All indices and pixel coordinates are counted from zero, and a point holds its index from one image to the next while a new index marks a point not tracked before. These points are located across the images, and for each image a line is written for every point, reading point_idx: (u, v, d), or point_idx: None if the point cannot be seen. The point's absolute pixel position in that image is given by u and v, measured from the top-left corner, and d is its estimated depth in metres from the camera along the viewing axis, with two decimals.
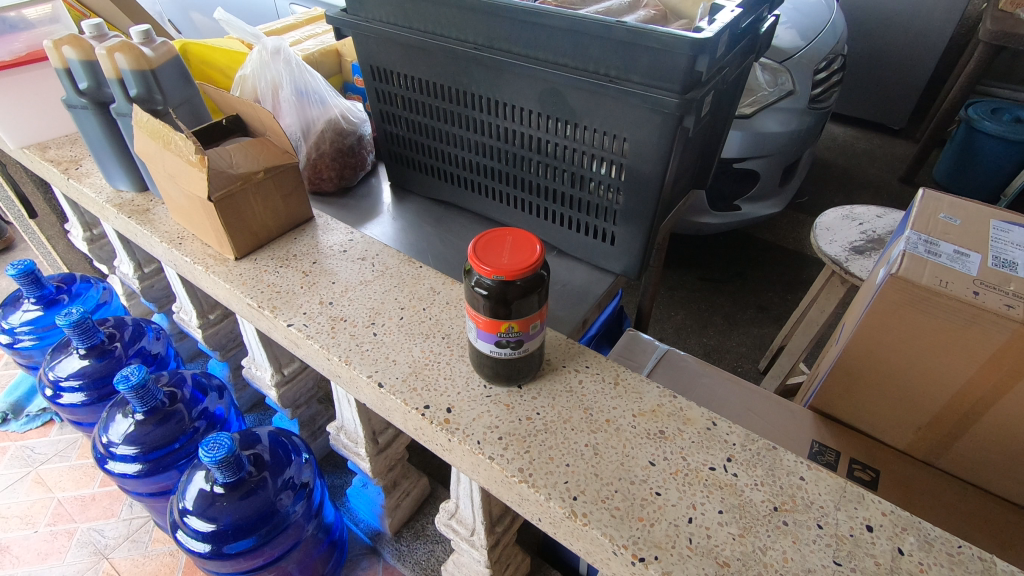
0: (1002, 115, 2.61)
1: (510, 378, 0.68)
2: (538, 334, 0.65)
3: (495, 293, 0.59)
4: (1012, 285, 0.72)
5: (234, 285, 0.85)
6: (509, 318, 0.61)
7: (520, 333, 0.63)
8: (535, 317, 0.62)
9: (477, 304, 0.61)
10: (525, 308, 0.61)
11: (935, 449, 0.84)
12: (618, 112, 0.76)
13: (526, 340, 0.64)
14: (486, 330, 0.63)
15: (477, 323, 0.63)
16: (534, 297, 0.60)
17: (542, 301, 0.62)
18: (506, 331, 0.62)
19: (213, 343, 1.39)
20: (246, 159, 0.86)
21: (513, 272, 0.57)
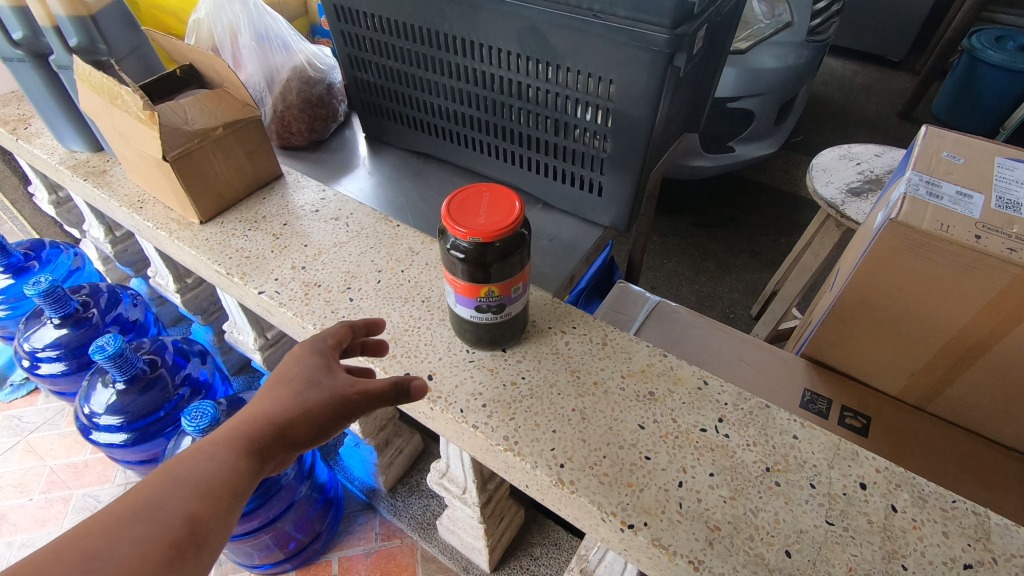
0: (1007, 44, 2.51)
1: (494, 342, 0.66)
2: (521, 296, 0.62)
3: (473, 255, 0.55)
4: (1016, 227, 0.68)
5: (200, 251, 0.80)
6: (489, 282, 0.57)
7: (500, 296, 0.59)
8: (518, 279, 0.59)
9: (454, 268, 0.57)
10: (506, 271, 0.57)
11: (928, 394, 0.83)
12: (603, 51, 0.70)
13: (508, 303, 0.61)
14: (465, 296, 0.59)
15: (455, 288, 0.59)
16: (515, 259, 0.57)
17: (525, 263, 0.59)
18: (487, 295, 0.58)
19: (193, 307, 1.36)
20: (202, 115, 0.80)
21: (492, 234, 0.53)
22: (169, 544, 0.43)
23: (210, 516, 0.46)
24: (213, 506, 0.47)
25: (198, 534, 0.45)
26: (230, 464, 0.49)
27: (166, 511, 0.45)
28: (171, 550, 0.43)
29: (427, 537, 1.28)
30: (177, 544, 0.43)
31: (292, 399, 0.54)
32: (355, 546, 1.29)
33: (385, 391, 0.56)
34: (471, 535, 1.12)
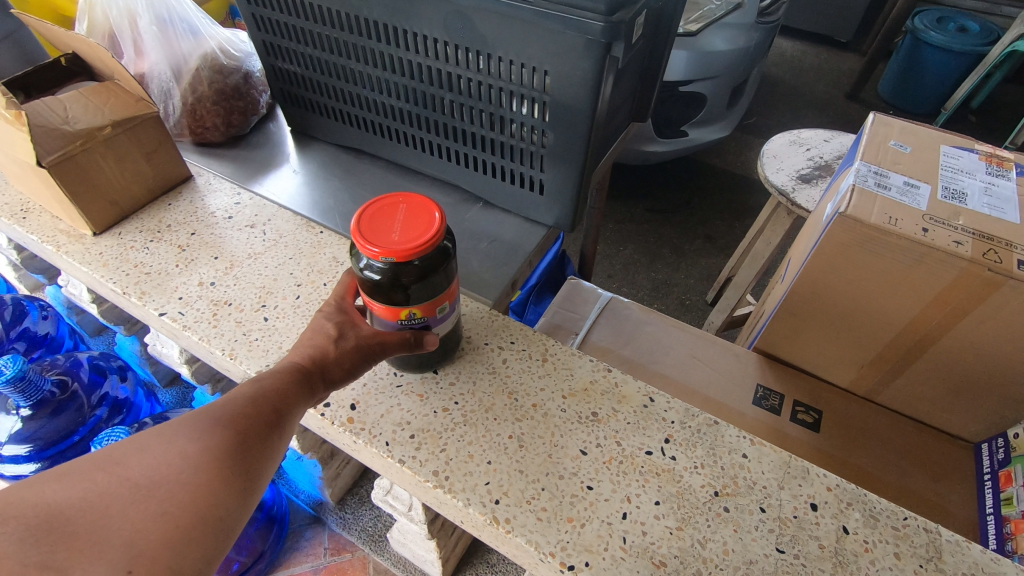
0: (947, 25, 2.55)
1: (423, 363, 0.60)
2: (449, 315, 0.56)
3: (388, 275, 0.49)
4: (962, 219, 0.65)
5: (93, 268, 0.71)
6: (410, 304, 0.51)
7: (424, 318, 0.53)
8: (443, 298, 0.53)
9: (370, 289, 0.51)
10: (429, 291, 0.51)
11: (876, 386, 0.80)
12: (536, 39, 0.64)
13: (434, 324, 0.55)
14: (384, 318, 0.53)
15: (372, 310, 0.53)
16: (438, 277, 0.51)
17: (450, 280, 0.53)
18: (408, 317, 0.52)
19: (111, 318, 1.24)
20: (86, 112, 0.70)
21: (408, 253, 0.47)
22: (255, 422, 0.47)
23: (289, 404, 0.49)
24: (290, 397, 0.50)
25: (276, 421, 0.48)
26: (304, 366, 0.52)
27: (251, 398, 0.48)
28: (255, 430, 0.47)
29: (378, 549, 1.23)
30: (261, 423, 0.47)
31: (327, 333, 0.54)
32: (303, 563, 1.22)
33: (400, 343, 0.53)
34: (422, 548, 1.07)
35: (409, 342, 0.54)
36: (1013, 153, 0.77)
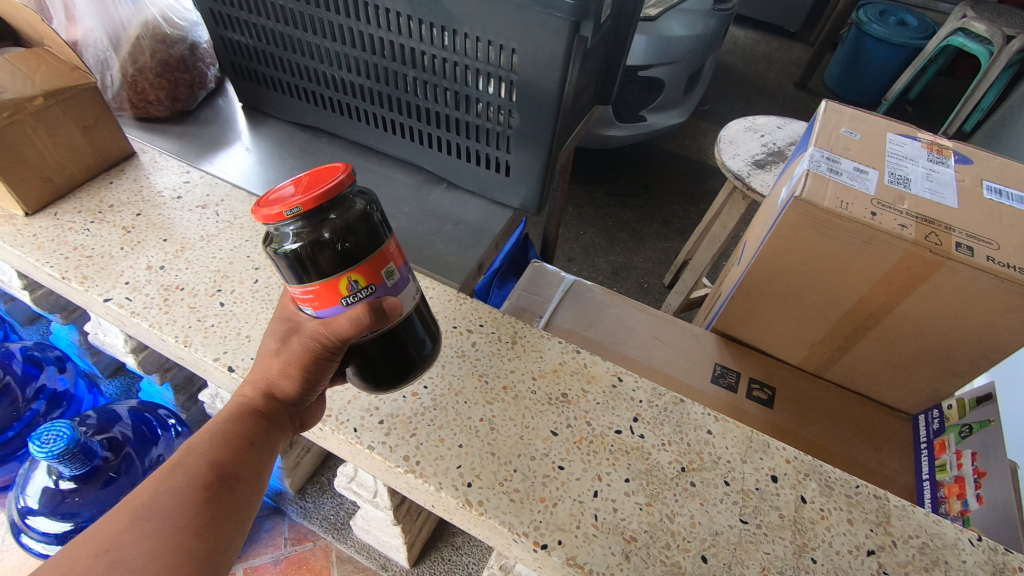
0: (888, 18, 2.67)
1: (394, 379, 0.53)
2: (405, 287, 0.49)
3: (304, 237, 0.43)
4: (907, 202, 0.68)
5: (26, 250, 0.66)
6: (345, 267, 0.44)
7: (371, 286, 0.46)
8: (386, 257, 0.46)
9: (294, 268, 0.44)
10: (362, 248, 0.44)
11: (826, 362, 0.84)
12: (504, 16, 0.62)
13: (387, 297, 0.47)
14: (326, 304, 0.45)
15: (310, 301, 0.46)
16: (365, 228, 0.44)
17: (385, 233, 0.46)
18: (352, 288, 0.45)
19: (46, 306, 1.16)
20: (14, 81, 0.65)
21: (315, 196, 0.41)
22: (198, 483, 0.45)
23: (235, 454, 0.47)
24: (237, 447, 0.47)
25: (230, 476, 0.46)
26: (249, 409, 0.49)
27: (195, 462, 0.46)
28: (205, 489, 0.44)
29: (341, 537, 1.21)
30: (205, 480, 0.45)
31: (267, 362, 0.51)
32: (262, 555, 1.19)
33: (355, 325, 0.44)
34: (387, 534, 1.06)
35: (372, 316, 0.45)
36: (951, 140, 0.81)
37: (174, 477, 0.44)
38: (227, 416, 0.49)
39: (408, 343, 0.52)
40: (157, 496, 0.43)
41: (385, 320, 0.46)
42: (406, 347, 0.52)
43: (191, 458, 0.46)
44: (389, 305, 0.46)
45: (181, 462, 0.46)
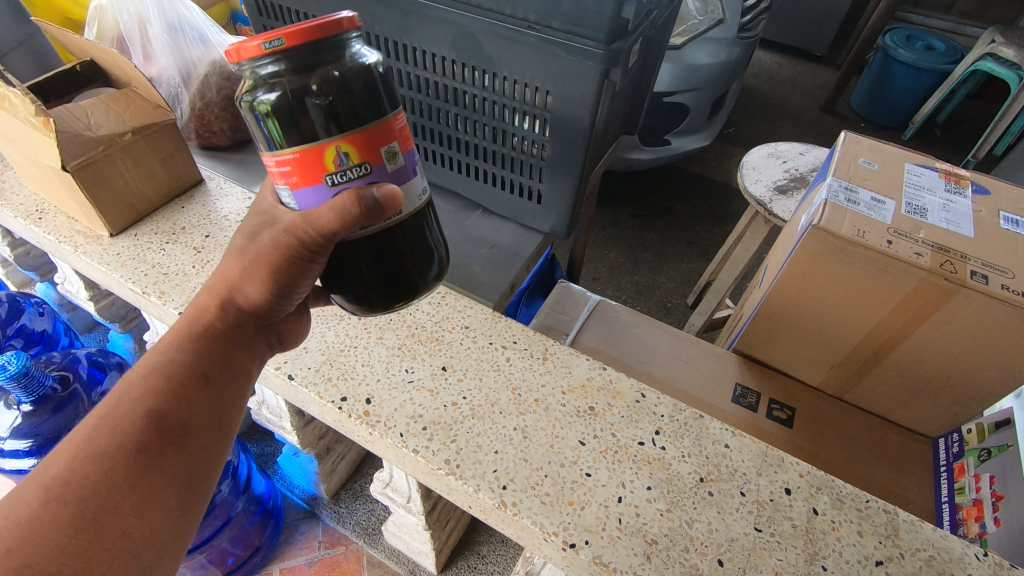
0: (916, 43, 2.69)
1: (391, 298, 0.53)
2: (407, 178, 0.48)
3: (291, 84, 0.43)
4: (923, 232, 0.71)
5: (111, 268, 0.75)
6: (335, 136, 0.43)
7: (364, 164, 0.45)
8: (385, 135, 0.45)
9: (276, 123, 0.44)
10: (354, 116, 0.44)
11: (845, 385, 0.86)
12: (540, 63, 0.69)
13: (380, 179, 0.46)
14: (310, 180, 0.45)
15: (290, 177, 0.45)
16: (358, 92, 0.44)
17: (384, 107, 0.46)
18: (340, 163, 0.44)
19: (109, 315, 1.26)
20: (107, 118, 0.73)
21: (300, 32, 0.41)
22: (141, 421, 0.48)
23: (180, 387, 0.51)
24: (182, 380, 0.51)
25: (166, 425, 0.48)
26: (190, 354, 0.52)
27: (124, 417, 0.48)
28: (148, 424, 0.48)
29: (372, 542, 1.26)
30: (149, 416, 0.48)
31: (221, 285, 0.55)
32: (297, 556, 1.25)
33: (341, 216, 0.44)
34: (417, 540, 1.11)
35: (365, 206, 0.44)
36: (969, 171, 0.84)
37: (102, 435, 0.46)
38: (171, 350, 0.52)
39: (412, 262, 0.53)
40: (79, 456, 0.45)
41: (380, 216, 0.45)
42: (408, 266, 0.52)
43: (118, 412, 0.48)
44: (385, 196, 0.44)
45: (108, 416, 0.48)
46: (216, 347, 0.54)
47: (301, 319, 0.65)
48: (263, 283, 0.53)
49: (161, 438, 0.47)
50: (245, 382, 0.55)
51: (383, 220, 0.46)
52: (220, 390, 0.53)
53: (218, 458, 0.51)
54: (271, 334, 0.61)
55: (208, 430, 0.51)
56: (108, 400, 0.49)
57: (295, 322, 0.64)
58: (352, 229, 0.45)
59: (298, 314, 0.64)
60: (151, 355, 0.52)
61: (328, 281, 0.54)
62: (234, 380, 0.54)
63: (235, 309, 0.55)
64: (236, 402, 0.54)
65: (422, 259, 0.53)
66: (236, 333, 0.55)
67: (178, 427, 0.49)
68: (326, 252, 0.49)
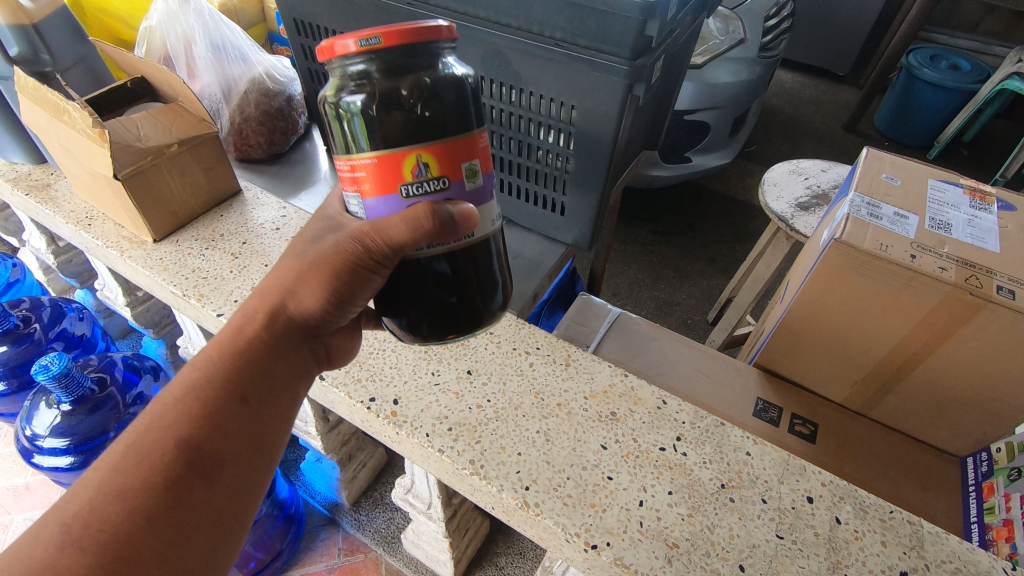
0: (941, 63, 2.67)
1: (447, 325, 0.54)
2: (481, 198, 0.50)
3: (380, 85, 0.45)
4: (947, 247, 0.69)
5: (154, 271, 0.79)
6: (417, 144, 0.46)
7: (442, 178, 0.47)
8: (465, 150, 0.48)
9: (360, 124, 0.46)
10: (438, 126, 0.46)
11: (869, 402, 0.81)
12: (566, 79, 0.71)
13: (454, 194, 0.48)
14: (386, 189, 0.47)
15: (367, 181, 0.47)
16: (445, 102, 0.46)
17: (468, 121, 0.48)
18: (419, 174, 0.47)
19: (144, 321, 1.31)
20: (156, 131, 0.78)
21: (399, 34, 0.43)
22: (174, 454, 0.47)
23: (216, 411, 0.50)
24: (220, 404, 0.50)
25: (196, 456, 0.48)
26: (227, 376, 0.51)
27: (154, 446, 0.47)
28: (181, 453, 0.48)
29: (391, 550, 1.27)
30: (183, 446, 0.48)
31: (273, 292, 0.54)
32: (317, 563, 1.27)
33: (414, 229, 0.47)
34: (435, 548, 1.12)
35: (437, 215, 0.47)
36: (993, 189, 0.82)
37: (129, 468, 0.46)
38: (213, 366, 0.52)
39: (476, 288, 0.55)
40: (104, 492, 0.45)
41: (451, 232, 0.48)
42: (471, 292, 0.54)
43: (148, 441, 0.47)
44: (459, 214, 0.48)
45: (138, 444, 0.47)
46: (260, 362, 0.53)
47: (351, 335, 0.64)
48: (319, 295, 0.53)
49: (191, 471, 0.47)
50: (282, 404, 0.55)
51: (453, 238, 0.49)
52: (255, 414, 0.52)
53: (251, 484, 0.51)
54: (318, 348, 0.60)
55: (239, 460, 0.50)
56: (138, 425, 0.49)
57: (346, 338, 0.64)
58: (421, 243, 0.48)
59: (350, 330, 0.64)
60: (186, 374, 0.51)
61: (384, 305, 0.57)
62: (271, 402, 0.54)
63: (283, 322, 0.55)
64: (271, 426, 0.53)
65: (486, 287, 0.55)
66: (282, 343, 0.55)
67: (209, 457, 0.49)
68: (391, 264, 0.51)
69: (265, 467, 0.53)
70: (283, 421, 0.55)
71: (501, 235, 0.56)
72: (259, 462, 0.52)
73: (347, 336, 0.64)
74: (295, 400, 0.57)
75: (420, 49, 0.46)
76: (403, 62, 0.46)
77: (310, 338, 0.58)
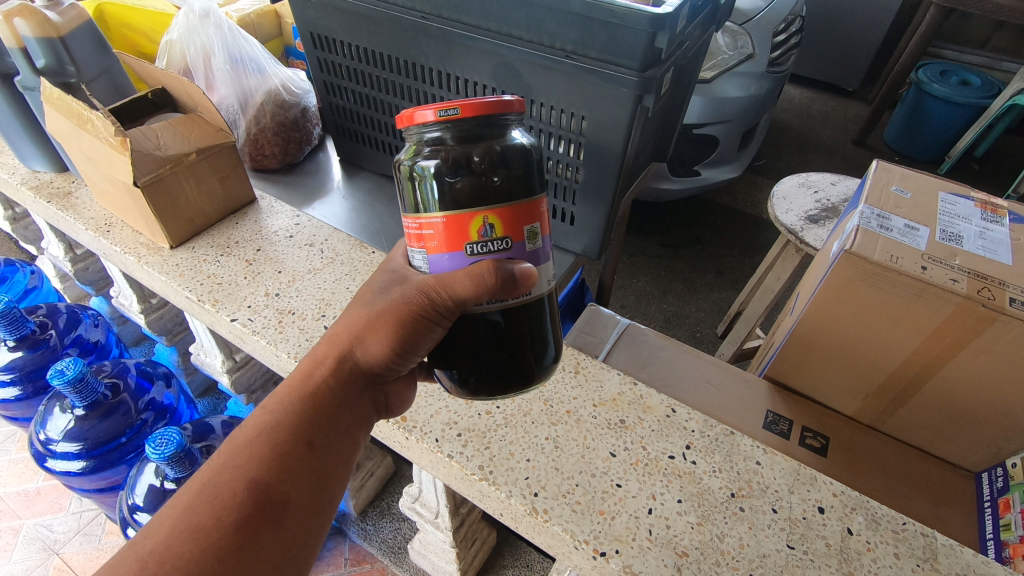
0: (950, 78, 2.67)
1: (497, 383, 0.54)
2: (540, 259, 0.52)
3: (453, 152, 0.50)
4: (958, 259, 0.68)
5: (170, 277, 0.80)
6: (484, 207, 0.48)
7: (506, 239, 0.50)
8: (528, 214, 0.50)
9: (432, 185, 0.50)
10: (505, 190, 0.49)
11: (881, 414, 0.79)
12: (576, 91, 0.72)
13: (515, 254, 0.50)
14: (452, 246, 0.50)
15: (434, 238, 0.50)
16: (512, 168, 0.50)
17: (533, 187, 0.51)
18: (483, 234, 0.49)
19: (157, 328, 1.33)
20: (175, 140, 0.80)
21: (475, 106, 0.47)
22: (244, 496, 0.48)
23: (285, 454, 0.50)
24: (286, 447, 0.51)
25: (266, 497, 0.48)
26: (295, 419, 0.52)
27: (227, 486, 0.48)
28: (250, 497, 0.48)
29: (397, 562, 1.26)
30: (253, 489, 0.48)
31: (343, 337, 0.55)
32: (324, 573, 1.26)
33: (477, 284, 0.48)
34: (442, 559, 1.11)
35: (501, 276, 0.48)
36: (1005, 201, 0.82)
37: (202, 506, 0.47)
38: (281, 409, 0.53)
39: (529, 346, 0.55)
40: (179, 529, 0.46)
41: (512, 290, 0.49)
42: (525, 350, 0.55)
43: (222, 480, 0.48)
44: (520, 273, 0.49)
45: (212, 483, 0.48)
46: (327, 405, 0.54)
47: (409, 385, 0.63)
48: (385, 342, 0.53)
49: (260, 513, 0.48)
50: (345, 450, 0.55)
51: (512, 296, 0.50)
52: (321, 459, 0.52)
53: (314, 530, 0.51)
54: (379, 397, 0.59)
55: (305, 505, 0.50)
56: (213, 464, 0.50)
57: (404, 386, 0.62)
58: (482, 299, 0.49)
59: (408, 379, 0.63)
60: (258, 416, 0.52)
61: (437, 356, 0.58)
62: (335, 447, 0.54)
63: (349, 368, 0.55)
64: (335, 472, 0.53)
65: (539, 345, 0.56)
66: (348, 387, 0.55)
67: (277, 501, 0.49)
68: (453, 316, 0.52)
69: (328, 514, 0.52)
70: (346, 467, 0.55)
71: (555, 297, 0.58)
72: (323, 509, 0.52)
73: (405, 386, 0.62)
74: (357, 447, 0.56)
75: (492, 121, 0.51)
76: (475, 131, 0.51)
77: (374, 385, 0.58)
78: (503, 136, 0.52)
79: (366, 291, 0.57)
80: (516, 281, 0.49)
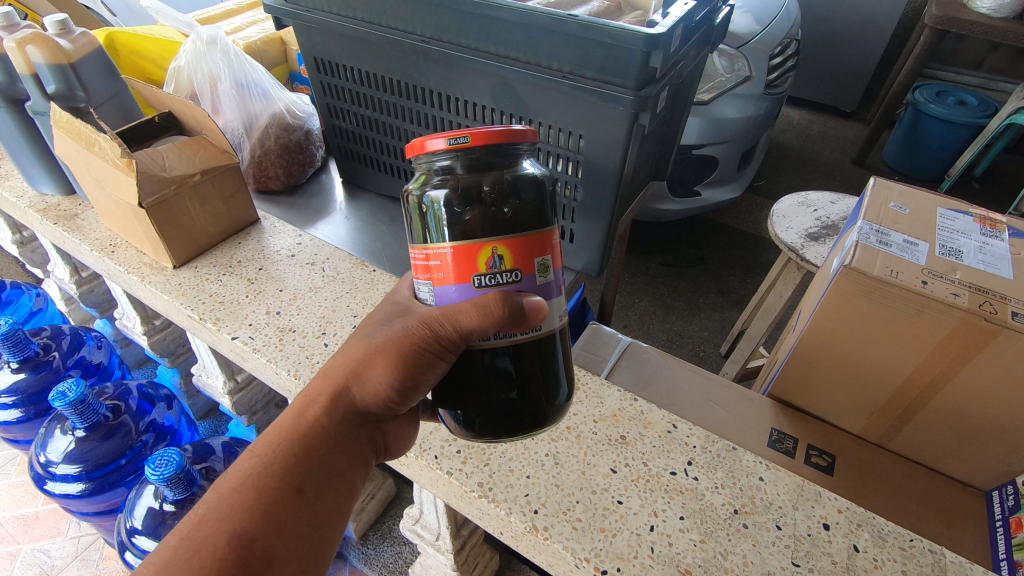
0: (947, 98, 2.70)
1: (505, 424, 0.53)
2: (551, 292, 0.52)
3: (463, 181, 0.51)
4: (959, 273, 0.68)
5: (173, 296, 0.81)
6: (495, 238, 0.49)
7: (516, 271, 0.50)
8: (540, 246, 0.51)
9: (441, 213, 0.51)
10: (516, 221, 0.50)
11: (887, 432, 0.78)
12: (574, 111, 0.74)
13: (523, 284, 0.51)
14: (460, 277, 0.50)
15: (442, 270, 0.50)
16: (522, 199, 0.51)
17: (544, 218, 0.52)
18: (493, 265, 0.49)
19: (160, 350, 1.33)
20: (180, 161, 0.81)
21: (485, 135, 0.49)
22: (225, 554, 0.47)
23: (271, 504, 0.50)
24: (272, 497, 0.50)
25: (249, 553, 0.48)
26: (285, 464, 0.52)
27: (206, 541, 0.47)
28: (229, 554, 0.47)
29: None
30: (234, 546, 0.48)
31: (341, 373, 0.55)
32: None
33: (484, 316, 0.48)
34: None
35: (510, 315, 0.48)
36: (1005, 216, 0.81)
37: (180, 564, 0.46)
38: (271, 453, 0.52)
39: (539, 386, 0.54)
40: None
41: (520, 324, 0.49)
42: (535, 391, 0.54)
43: (200, 535, 0.48)
44: (530, 306, 0.49)
45: (192, 537, 0.48)
46: (321, 445, 0.54)
47: (410, 424, 0.62)
48: (384, 378, 0.53)
49: (243, 570, 0.47)
50: (340, 495, 0.54)
51: (520, 329, 0.50)
52: (312, 504, 0.52)
53: None
54: (377, 437, 0.59)
55: (293, 557, 0.50)
56: (194, 516, 0.49)
57: (404, 426, 0.62)
58: (489, 331, 0.49)
59: (409, 418, 0.62)
60: (245, 461, 0.52)
61: (443, 397, 0.57)
62: (327, 493, 0.53)
63: (344, 406, 0.55)
64: (326, 520, 0.53)
65: (551, 384, 0.55)
66: (344, 425, 0.55)
67: (262, 555, 0.48)
68: (456, 351, 0.52)
69: (319, 567, 0.52)
70: (339, 515, 0.54)
71: (568, 334, 0.58)
72: (313, 561, 0.51)
73: (405, 423, 0.62)
74: (353, 492, 0.56)
75: (503, 151, 0.52)
76: (486, 160, 0.52)
77: (371, 425, 0.58)
78: (513, 166, 0.53)
79: (364, 328, 0.57)
80: (522, 319, 0.49)
